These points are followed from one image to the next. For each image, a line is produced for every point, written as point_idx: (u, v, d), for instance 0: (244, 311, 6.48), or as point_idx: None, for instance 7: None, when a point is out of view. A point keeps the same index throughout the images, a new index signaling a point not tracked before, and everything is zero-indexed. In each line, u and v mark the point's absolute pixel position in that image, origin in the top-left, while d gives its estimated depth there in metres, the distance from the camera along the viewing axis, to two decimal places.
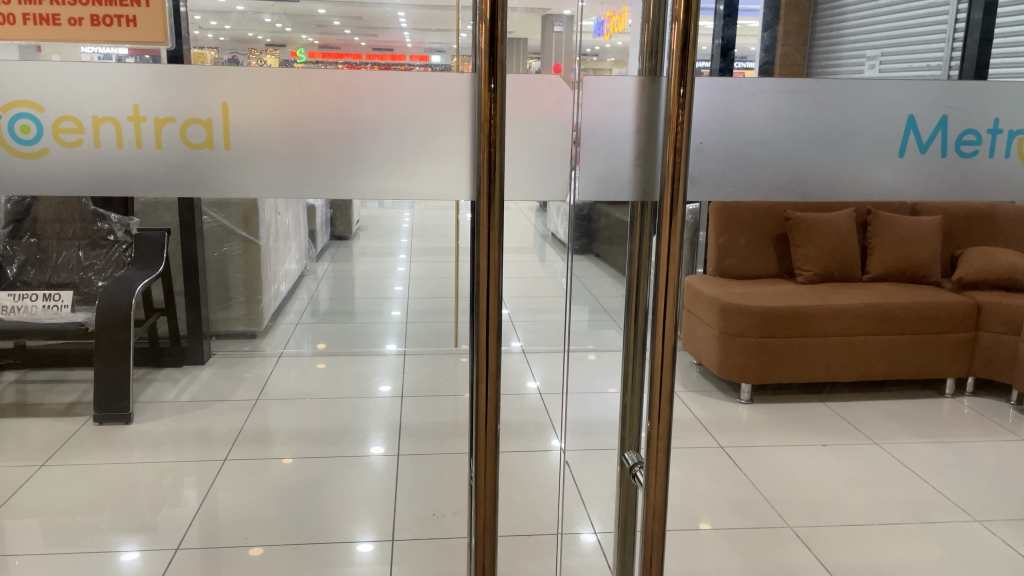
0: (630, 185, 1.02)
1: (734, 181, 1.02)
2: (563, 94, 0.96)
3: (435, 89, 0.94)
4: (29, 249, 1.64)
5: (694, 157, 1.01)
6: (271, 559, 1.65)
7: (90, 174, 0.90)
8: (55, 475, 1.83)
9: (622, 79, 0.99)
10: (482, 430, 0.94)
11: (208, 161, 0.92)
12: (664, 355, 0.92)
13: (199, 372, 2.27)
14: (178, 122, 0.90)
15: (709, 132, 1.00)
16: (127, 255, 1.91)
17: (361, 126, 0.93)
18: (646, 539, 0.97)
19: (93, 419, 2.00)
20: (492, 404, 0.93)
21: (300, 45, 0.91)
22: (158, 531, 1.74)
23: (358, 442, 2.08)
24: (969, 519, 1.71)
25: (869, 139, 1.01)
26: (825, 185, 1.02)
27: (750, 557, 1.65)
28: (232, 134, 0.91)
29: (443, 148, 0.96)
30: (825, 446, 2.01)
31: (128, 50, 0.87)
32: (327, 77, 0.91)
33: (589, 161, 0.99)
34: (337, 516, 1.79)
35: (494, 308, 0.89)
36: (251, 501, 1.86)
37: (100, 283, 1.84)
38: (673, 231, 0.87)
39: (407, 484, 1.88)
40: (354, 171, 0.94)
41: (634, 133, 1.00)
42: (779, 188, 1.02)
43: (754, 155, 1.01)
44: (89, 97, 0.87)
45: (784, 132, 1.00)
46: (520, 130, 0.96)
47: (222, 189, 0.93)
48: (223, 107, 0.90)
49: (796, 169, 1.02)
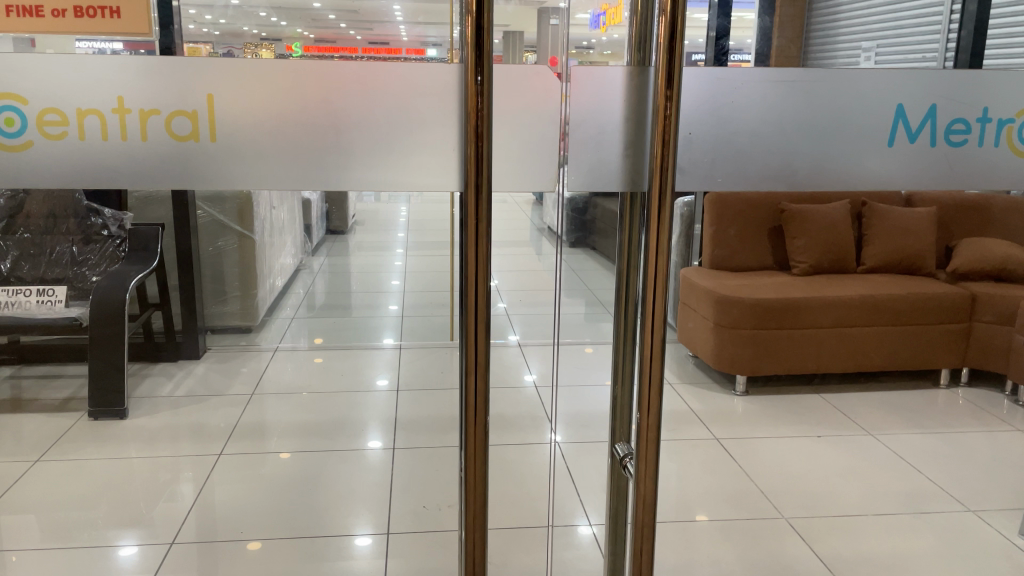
0: (620, 176, 1.02)
1: (722, 172, 1.01)
2: (552, 85, 0.96)
3: (423, 80, 0.93)
4: (23, 244, 1.66)
5: (683, 147, 1.00)
6: (270, 556, 1.68)
7: (76, 166, 0.90)
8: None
9: (610, 69, 0.98)
10: (472, 422, 0.94)
11: (194, 152, 0.92)
12: (653, 347, 0.92)
13: (195, 366, 2.10)
14: (163, 114, 0.90)
15: (699, 123, 0.99)
16: (120, 249, 1.82)
17: (348, 117, 0.93)
18: (636, 531, 0.97)
19: (88, 414, 1.92)
20: (482, 396, 0.93)
21: (295, 39, 0.90)
22: (154, 525, 1.74)
23: (355, 435, 2.08)
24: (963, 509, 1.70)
25: (858, 128, 1.01)
26: (814, 175, 1.02)
27: (745, 548, 1.63)
28: (218, 126, 0.91)
29: (430, 141, 0.96)
30: (819, 437, 2.01)
31: (122, 44, 0.87)
32: (317, 71, 0.91)
33: (578, 153, 0.99)
34: (333, 509, 1.81)
35: (481, 297, 0.89)
36: (247, 495, 1.85)
37: (93, 279, 1.76)
38: (661, 222, 0.87)
39: (402, 477, 1.89)
40: (342, 164, 0.94)
41: (623, 123, 1.00)
42: (767, 178, 1.02)
43: (743, 145, 1.01)
44: (75, 88, 0.87)
45: (774, 122, 1.00)
46: (511, 120, 0.95)
47: (206, 181, 0.93)
48: (209, 98, 0.90)
49: (787, 158, 1.01)
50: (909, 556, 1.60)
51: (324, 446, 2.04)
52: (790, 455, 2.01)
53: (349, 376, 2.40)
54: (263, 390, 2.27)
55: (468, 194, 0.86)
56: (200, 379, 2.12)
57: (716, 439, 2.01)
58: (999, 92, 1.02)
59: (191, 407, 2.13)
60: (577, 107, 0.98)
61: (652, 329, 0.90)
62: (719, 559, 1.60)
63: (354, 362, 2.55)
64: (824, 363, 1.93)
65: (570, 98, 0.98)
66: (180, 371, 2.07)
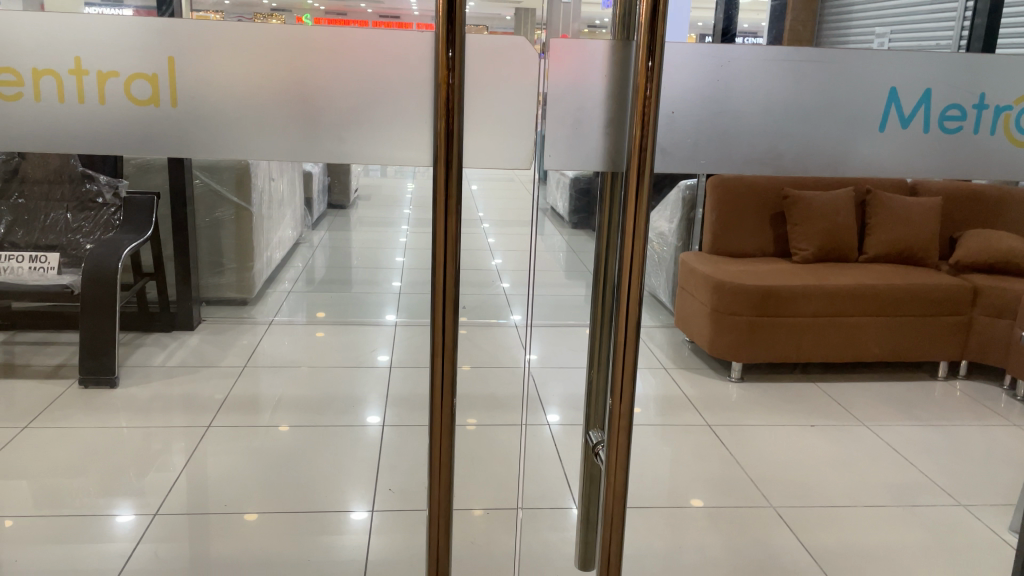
0: (599, 158, 0.90)
1: (711, 156, 0.96)
2: (527, 58, 0.84)
3: (411, 55, 0.80)
4: (15, 209, 1.86)
5: (665, 129, 0.94)
6: (266, 526, 1.61)
7: (23, 130, 0.78)
8: (37, 437, 1.78)
9: (593, 44, 0.86)
10: (438, 406, 0.91)
11: (155, 121, 0.79)
12: (626, 331, 0.89)
13: (188, 338, 2.27)
14: (123, 76, 0.78)
15: (683, 103, 0.94)
16: (115, 218, 1.96)
17: (320, 90, 0.80)
18: (606, 518, 0.96)
19: (79, 381, 1.97)
20: (449, 379, 0.91)
21: (305, 10, 0.78)
22: (147, 488, 1.71)
23: (351, 411, 2.04)
24: (954, 503, 1.65)
25: (852, 111, 0.96)
26: (801, 159, 0.97)
27: (731, 536, 1.51)
28: (180, 91, 0.78)
29: (406, 122, 0.82)
30: (814, 427, 1.92)
31: (132, 11, 0.76)
32: (307, 47, 0.78)
33: (556, 136, 0.89)
34: (323, 474, 1.79)
35: (451, 277, 0.85)
36: (235, 467, 1.81)
37: (87, 246, 1.90)
38: (642, 206, 0.84)
39: (393, 457, 1.85)
40: (308, 144, 0.81)
41: (604, 102, 0.88)
42: (753, 162, 0.97)
43: (737, 126, 0.95)
44: (32, 44, 0.75)
45: (778, 102, 0.95)
46: (479, 99, 0.85)
47: (166, 151, 0.80)
48: (170, 61, 0.78)
49: (786, 141, 0.96)
50: (897, 546, 1.52)
51: (312, 416, 2.03)
52: (786, 446, 1.82)
53: (348, 351, 2.37)
54: (257, 363, 2.23)
55: (438, 173, 0.80)
56: (192, 351, 2.22)
57: (709, 426, 1.89)
58: (1001, 78, 0.97)
59: (184, 378, 2.09)
60: (558, 87, 0.87)
61: (626, 317, 0.87)
62: (706, 546, 1.48)
63: (354, 337, 2.51)
64: (804, 352, 2.06)
65: (548, 74, 0.86)
66: (173, 341, 2.23)
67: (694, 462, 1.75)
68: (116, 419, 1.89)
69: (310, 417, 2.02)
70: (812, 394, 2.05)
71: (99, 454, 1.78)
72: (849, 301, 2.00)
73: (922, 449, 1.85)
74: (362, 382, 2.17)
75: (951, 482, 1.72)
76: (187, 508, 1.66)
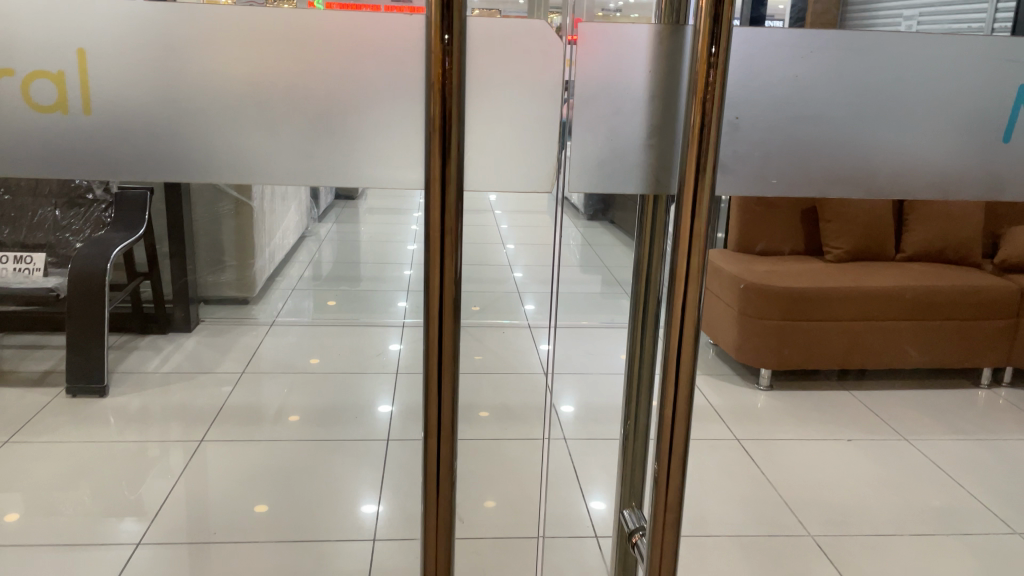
0: (642, 171, 0.77)
1: (787, 177, 0.75)
2: (554, 51, 0.71)
3: (399, 41, 0.67)
4: None
5: (727, 136, 0.74)
6: (257, 558, 1.46)
7: None
8: (19, 452, 1.67)
9: (632, 28, 0.73)
10: (433, 496, 0.72)
11: (64, 131, 0.66)
12: (671, 399, 0.72)
13: (185, 341, 2.15)
14: (19, 76, 0.64)
15: (750, 104, 0.73)
16: (106, 216, 1.76)
17: (283, 89, 0.67)
18: None
19: (66, 390, 1.86)
20: (448, 461, 0.72)
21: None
22: (134, 503, 1.60)
23: (355, 421, 1.91)
24: (1008, 533, 1.51)
25: (959, 112, 0.75)
26: (895, 177, 0.76)
27: (766, 569, 1.37)
28: (94, 98, 0.65)
29: (391, 123, 0.69)
30: (851, 442, 1.77)
31: None
32: (271, 31, 0.65)
33: (585, 136, 0.75)
34: (320, 489, 1.67)
35: (447, 335, 0.67)
36: (228, 484, 1.67)
37: (76, 245, 1.75)
38: (696, 243, 0.67)
39: (398, 478, 1.70)
40: (268, 155, 0.69)
41: (646, 103, 0.75)
42: (838, 180, 0.76)
43: (826, 140, 0.75)
44: None
45: (880, 111, 0.74)
46: (492, 96, 0.72)
47: (104, 166, 0.67)
48: (80, 53, 0.63)
49: (881, 157, 0.76)
50: None
51: (310, 425, 1.91)
52: (820, 465, 1.68)
53: (354, 352, 2.24)
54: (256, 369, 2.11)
55: (431, 205, 0.63)
56: (190, 355, 2.11)
57: (738, 440, 1.74)
58: None
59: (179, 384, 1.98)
60: (586, 73, 0.73)
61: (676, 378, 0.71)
62: None
63: (360, 336, 2.38)
64: (840, 357, 1.96)
65: (578, 68, 0.73)
66: (169, 345, 2.13)
67: (722, 474, 1.61)
68: (105, 430, 1.79)
69: (309, 427, 1.89)
70: (849, 406, 1.90)
71: (85, 469, 1.67)
72: (888, 301, 1.91)
73: (969, 467, 1.70)
74: (365, 387, 2.04)
75: (1004, 508, 1.59)
76: (173, 523, 1.55)
